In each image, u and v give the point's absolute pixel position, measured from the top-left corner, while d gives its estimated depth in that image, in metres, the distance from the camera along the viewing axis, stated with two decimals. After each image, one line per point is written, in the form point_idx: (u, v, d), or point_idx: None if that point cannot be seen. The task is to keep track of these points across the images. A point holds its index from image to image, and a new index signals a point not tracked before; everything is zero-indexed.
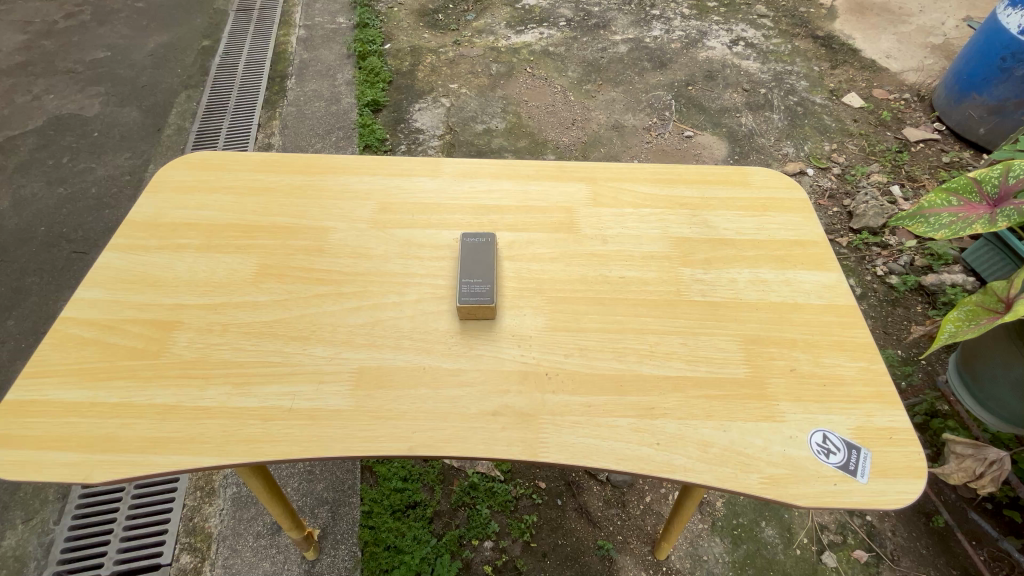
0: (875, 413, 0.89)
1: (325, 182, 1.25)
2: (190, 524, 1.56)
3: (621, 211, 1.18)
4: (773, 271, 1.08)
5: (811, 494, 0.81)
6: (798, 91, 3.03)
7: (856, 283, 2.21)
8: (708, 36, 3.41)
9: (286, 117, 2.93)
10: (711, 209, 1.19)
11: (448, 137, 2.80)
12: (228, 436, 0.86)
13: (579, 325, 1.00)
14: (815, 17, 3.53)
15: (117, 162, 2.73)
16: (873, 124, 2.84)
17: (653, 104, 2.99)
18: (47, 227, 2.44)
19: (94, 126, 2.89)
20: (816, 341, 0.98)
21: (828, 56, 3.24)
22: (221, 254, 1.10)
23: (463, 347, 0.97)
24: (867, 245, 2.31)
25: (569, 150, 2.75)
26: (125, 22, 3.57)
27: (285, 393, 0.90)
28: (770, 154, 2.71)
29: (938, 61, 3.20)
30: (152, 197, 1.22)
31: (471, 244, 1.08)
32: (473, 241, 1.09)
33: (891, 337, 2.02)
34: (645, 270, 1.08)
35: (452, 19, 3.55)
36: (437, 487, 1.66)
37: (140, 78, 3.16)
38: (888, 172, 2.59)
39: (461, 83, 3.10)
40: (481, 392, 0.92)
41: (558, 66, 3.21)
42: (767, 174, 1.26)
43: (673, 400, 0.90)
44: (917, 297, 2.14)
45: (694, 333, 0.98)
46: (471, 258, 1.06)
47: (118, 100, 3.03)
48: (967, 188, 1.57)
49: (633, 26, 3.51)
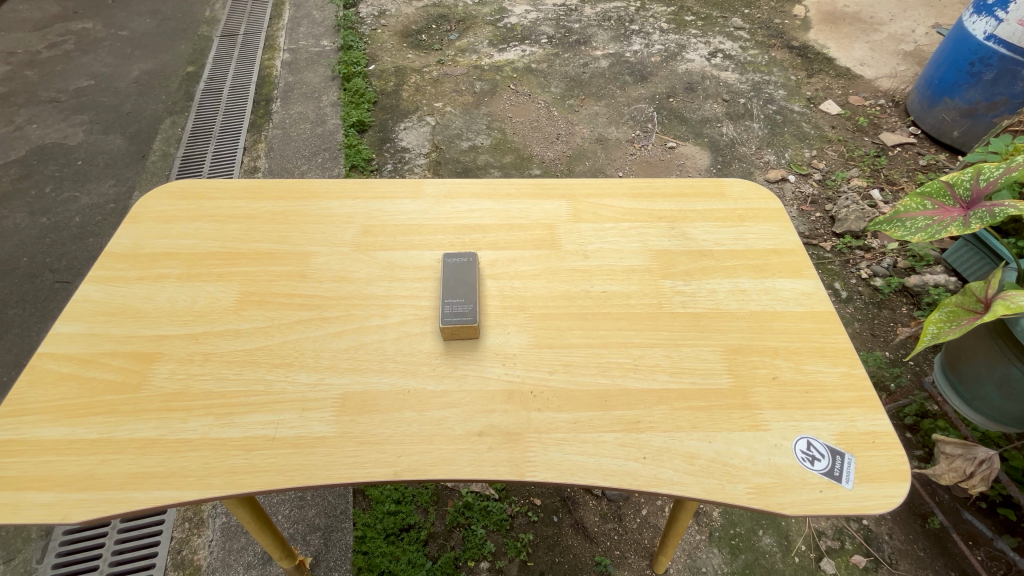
0: (858, 417, 0.90)
1: (306, 207, 1.25)
2: (178, 557, 1.53)
3: (602, 226, 1.19)
4: (752, 280, 1.09)
5: (799, 502, 0.81)
6: (776, 100, 3.10)
7: (841, 287, 2.24)
8: (687, 49, 3.49)
9: (272, 139, 2.95)
10: (690, 221, 1.20)
11: (434, 155, 2.83)
12: (211, 468, 0.85)
13: (563, 342, 1.00)
14: (790, 28, 3.63)
15: (101, 190, 2.72)
16: (851, 129, 2.91)
17: (635, 116, 3.04)
18: (30, 258, 2.41)
19: (78, 154, 2.89)
20: (797, 349, 0.98)
21: (804, 65, 3.33)
22: (202, 283, 1.10)
23: (447, 367, 0.97)
24: (850, 249, 2.35)
25: (554, 164, 2.78)
26: (109, 50, 3.58)
27: (269, 422, 0.90)
28: (751, 162, 2.76)
29: (910, 67, 3.30)
30: (132, 227, 1.21)
31: (454, 264, 1.09)
32: (451, 260, 1.09)
33: (878, 339, 2.06)
34: (627, 283, 1.09)
35: (436, 39, 3.60)
36: (431, 508, 1.64)
37: (125, 105, 3.18)
38: (868, 177, 2.65)
39: (446, 101, 3.13)
40: (467, 413, 0.91)
41: (542, 82, 3.26)
42: (744, 185, 1.28)
43: (659, 413, 0.90)
44: (902, 298, 2.18)
45: (678, 345, 0.99)
46: (453, 278, 1.06)
47: (103, 127, 3.04)
48: (940, 192, 1.61)
49: (613, 41, 3.58)
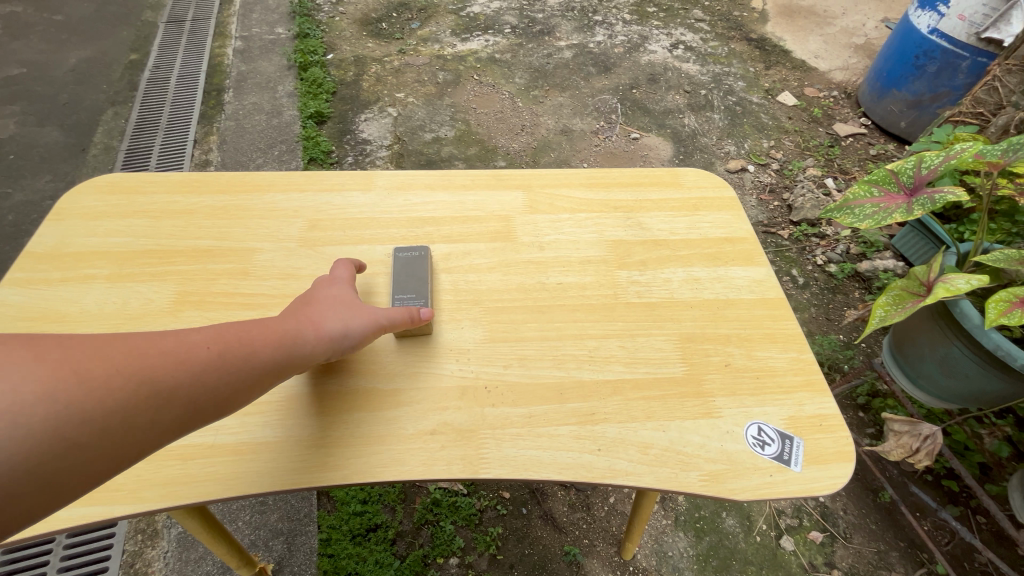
0: (806, 401, 0.91)
1: (250, 201, 1.19)
2: (131, 571, 1.45)
3: (558, 218, 1.18)
4: (705, 268, 1.10)
5: (749, 487, 0.82)
6: (736, 91, 3.16)
7: (798, 274, 2.31)
8: (649, 40, 3.51)
9: (225, 132, 2.81)
10: (646, 211, 1.20)
11: (396, 147, 2.76)
12: (144, 480, 0.80)
13: (517, 335, 0.98)
14: (748, 20, 3.70)
15: (37, 186, 2.54)
16: (806, 120, 2.99)
17: (600, 108, 3.04)
18: None
19: (8, 148, 2.69)
20: (748, 336, 1.00)
21: (761, 57, 3.40)
22: (135, 283, 1.03)
23: (398, 365, 0.94)
24: (806, 236, 2.43)
25: (519, 156, 2.76)
26: (42, 36, 3.34)
27: (207, 429, 0.85)
28: (712, 153, 2.80)
29: (861, 60, 3.41)
30: (56, 225, 1.12)
31: (404, 258, 1.05)
32: (401, 254, 1.06)
33: (833, 324, 2.14)
34: (583, 274, 1.08)
35: (397, 28, 3.51)
36: (399, 506, 1.61)
37: (61, 95, 2.97)
38: (822, 166, 2.73)
39: (408, 92, 3.06)
40: (419, 411, 0.88)
41: (506, 73, 3.22)
42: (698, 174, 1.29)
43: (614, 404, 0.90)
44: (855, 284, 2.27)
45: (633, 335, 0.99)
46: (404, 272, 1.03)
47: (36, 119, 2.83)
48: (886, 179, 1.66)
49: (576, 32, 3.57)
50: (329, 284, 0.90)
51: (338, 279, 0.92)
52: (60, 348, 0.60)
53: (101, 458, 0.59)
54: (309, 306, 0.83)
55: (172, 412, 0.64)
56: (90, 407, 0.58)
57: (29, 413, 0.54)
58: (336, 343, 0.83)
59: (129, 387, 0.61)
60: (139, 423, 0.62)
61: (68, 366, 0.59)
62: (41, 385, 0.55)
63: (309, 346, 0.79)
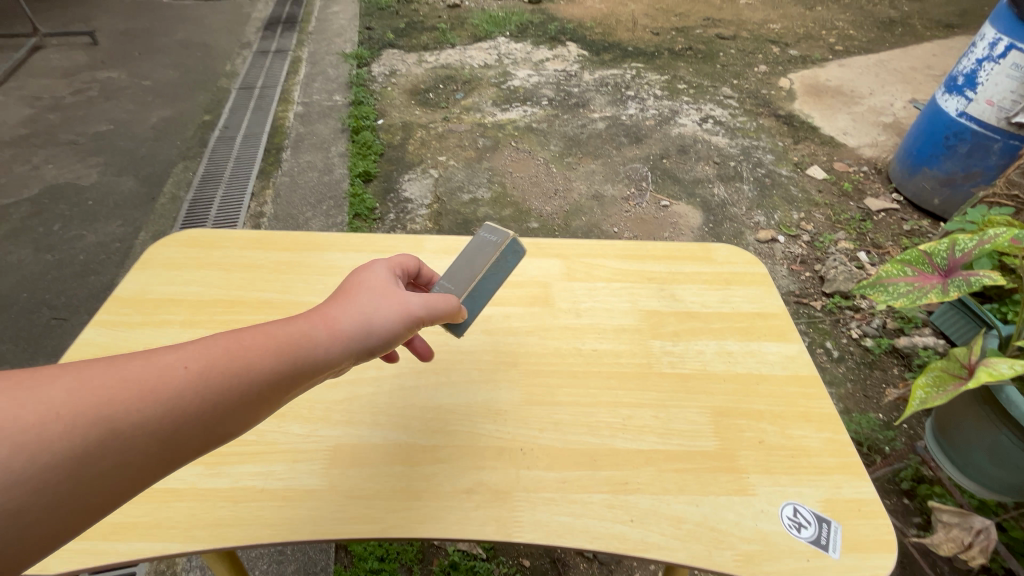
0: (842, 484, 0.91)
1: (311, 259, 1.30)
2: None
3: (594, 285, 1.24)
4: (737, 342, 1.13)
5: (785, 571, 0.80)
6: (765, 163, 3.27)
7: (834, 347, 2.28)
8: (679, 114, 3.71)
9: (279, 186, 3.05)
10: (679, 283, 1.25)
11: (435, 206, 2.93)
12: (196, 520, 0.84)
13: (553, 399, 1.02)
14: (776, 98, 3.88)
15: (108, 230, 2.78)
16: (837, 194, 3.05)
17: (630, 176, 3.18)
18: (28, 294, 2.45)
19: (89, 195, 2.98)
20: (782, 413, 1.01)
21: (790, 132, 3.53)
22: (203, 330, 1.13)
23: (438, 422, 0.98)
24: (840, 308, 2.42)
25: (551, 218, 2.88)
26: (131, 98, 3.77)
27: (257, 473, 0.90)
28: (743, 222, 2.87)
29: (890, 138, 3.51)
30: (140, 273, 1.25)
31: (481, 239, 1.00)
32: (481, 234, 1.01)
33: (872, 401, 2.09)
34: (617, 342, 1.12)
35: (442, 97, 3.82)
36: (415, 567, 1.59)
37: (140, 150, 3.31)
38: (854, 240, 2.75)
39: (450, 155, 3.28)
40: (456, 469, 0.92)
41: (541, 141, 3.43)
42: (730, 249, 1.34)
43: (647, 474, 0.91)
44: (893, 360, 2.23)
45: (666, 406, 1.01)
46: (468, 255, 0.99)
47: (116, 170, 3.15)
48: (919, 259, 1.69)
49: (609, 105, 3.80)
50: (352, 278, 0.81)
51: (361, 272, 0.82)
52: (68, 370, 0.57)
53: (123, 477, 0.57)
54: (327, 306, 0.75)
55: (190, 429, 0.61)
56: (101, 429, 0.55)
57: (37, 437, 0.52)
58: (356, 341, 0.73)
59: (133, 403, 0.58)
60: (153, 437, 0.59)
61: (75, 385, 0.56)
62: (47, 407, 0.53)
63: (324, 352, 0.71)
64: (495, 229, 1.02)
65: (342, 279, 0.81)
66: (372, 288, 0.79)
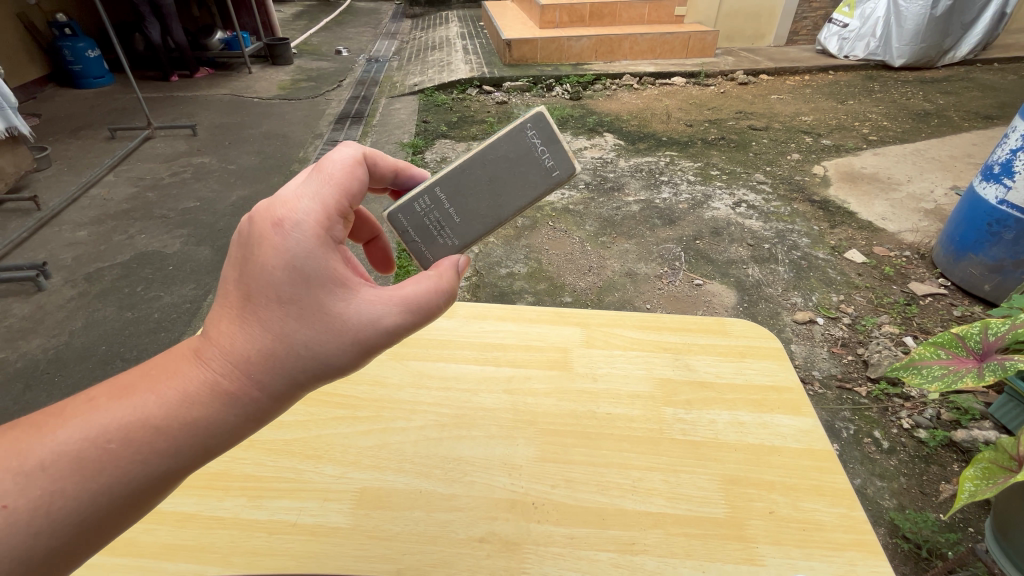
0: (856, 562, 0.90)
1: None
2: None
3: (611, 353, 1.32)
4: (750, 413, 1.16)
5: None
6: (800, 246, 3.32)
7: (883, 437, 2.17)
8: (712, 199, 3.87)
9: None
10: (694, 354, 1.31)
11: (474, 279, 3.12)
12: (235, 547, 0.93)
13: (567, 457, 1.08)
14: (810, 184, 4.00)
15: (182, 292, 3.12)
16: (878, 278, 3.03)
17: (663, 255, 3.30)
18: (106, 346, 2.74)
19: (171, 261, 3.38)
20: (794, 485, 1.02)
21: (826, 217, 3.60)
22: None
23: (458, 472, 1.06)
24: (888, 395, 2.33)
25: (585, 293, 3.00)
26: (217, 180, 4.35)
27: (292, 508, 0.99)
28: (778, 303, 2.88)
29: (932, 223, 3.50)
30: None
31: (527, 144, 0.96)
32: (533, 143, 0.95)
33: (929, 498, 1.95)
34: (631, 407, 1.18)
35: None
36: None
37: (219, 223, 3.77)
38: (899, 324, 2.69)
39: (491, 233, 3.53)
40: (471, 518, 0.98)
41: (578, 221, 3.65)
42: (745, 324, 1.40)
43: (654, 537, 0.94)
44: (952, 454, 2.09)
45: (676, 471, 1.04)
46: (507, 163, 0.97)
47: (196, 240, 3.58)
48: (952, 342, 1.66)
49: (644, 189, 4.03)
50: (284, 282, 0.73)
51: (292, 270, 0.73)
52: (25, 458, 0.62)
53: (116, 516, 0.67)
54: (263, 336, 0.72)
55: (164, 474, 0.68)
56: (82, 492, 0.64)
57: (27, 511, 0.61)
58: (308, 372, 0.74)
59: (116, 458, 0.65)
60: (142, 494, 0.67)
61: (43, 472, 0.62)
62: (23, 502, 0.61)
63: (274, 389, 0.73)
64: (554, 142, 0.95)
65: (265, 283, 0.72)
66: (320, 305, 0.73)
